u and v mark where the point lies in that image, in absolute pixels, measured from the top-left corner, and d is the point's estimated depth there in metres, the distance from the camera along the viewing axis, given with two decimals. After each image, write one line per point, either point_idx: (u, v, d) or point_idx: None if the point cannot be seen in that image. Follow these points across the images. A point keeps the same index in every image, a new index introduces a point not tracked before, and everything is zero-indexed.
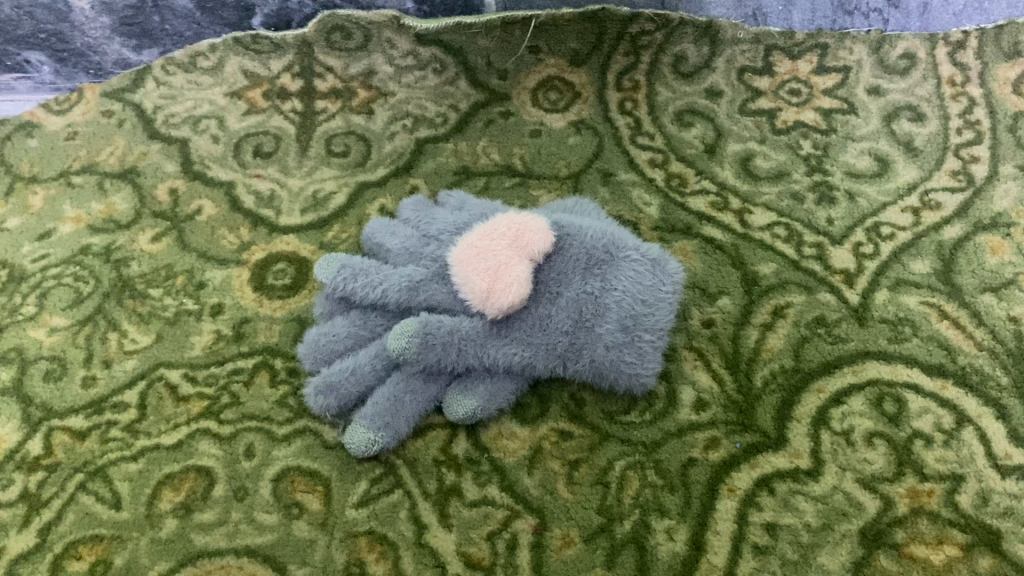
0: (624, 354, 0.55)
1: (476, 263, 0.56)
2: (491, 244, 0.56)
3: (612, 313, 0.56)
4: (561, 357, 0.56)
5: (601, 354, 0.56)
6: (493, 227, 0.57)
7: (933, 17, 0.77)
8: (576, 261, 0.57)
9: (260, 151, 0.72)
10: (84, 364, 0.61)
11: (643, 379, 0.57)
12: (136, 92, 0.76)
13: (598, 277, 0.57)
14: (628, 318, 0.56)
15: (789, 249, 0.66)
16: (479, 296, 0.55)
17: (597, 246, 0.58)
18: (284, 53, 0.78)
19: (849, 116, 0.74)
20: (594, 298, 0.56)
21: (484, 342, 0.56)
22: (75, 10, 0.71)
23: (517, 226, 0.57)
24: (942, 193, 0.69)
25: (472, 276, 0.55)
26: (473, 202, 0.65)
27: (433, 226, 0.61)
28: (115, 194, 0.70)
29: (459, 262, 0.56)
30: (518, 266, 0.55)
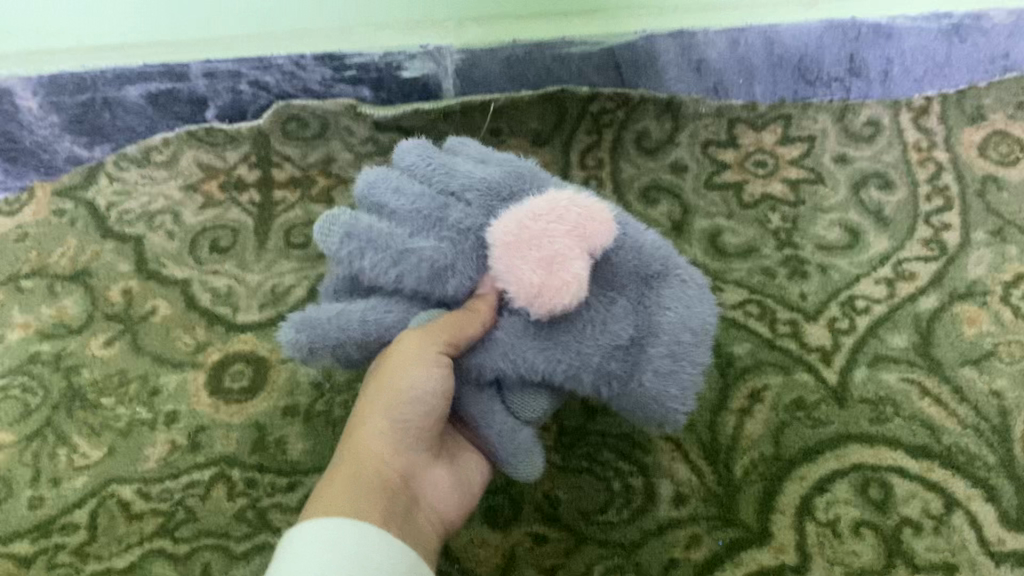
0: (669, 386, 0.44)
1: (521, 250, 0.43)
2: (554, 228, 0.43)
3: (664, 334, 0.44)
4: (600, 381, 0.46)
5: (647, 381, 0.44)
6: (541, 204, 0.44)
7: (894, 84, 0.75)
8: (626, 271, 0.46)
9: (217, 246, 0.70)
10: (31, 485, 0.58)
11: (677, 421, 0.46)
12: (88, 189, 0.73)
13: (653, 291, 0.46)
14: (678, 344, 0.44)
15: (762, 328, 0.64)
16: (525, 289, 0.43)
17: (652, 255, 0.46)
18: (241, 146, 0.75)
19: (816, 186, 0.73)
20: (648, 312, 0.45)
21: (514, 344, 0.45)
22: (21, 109, 0.71)
23: (578, 210, 0.44)
24: (915, 263, 0.67)
25: (520, 254, 0.43)
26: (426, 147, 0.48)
27: (392, 202, 0.46)
28: (66, 297, 0.68)
29: (501, 238, 0.44)
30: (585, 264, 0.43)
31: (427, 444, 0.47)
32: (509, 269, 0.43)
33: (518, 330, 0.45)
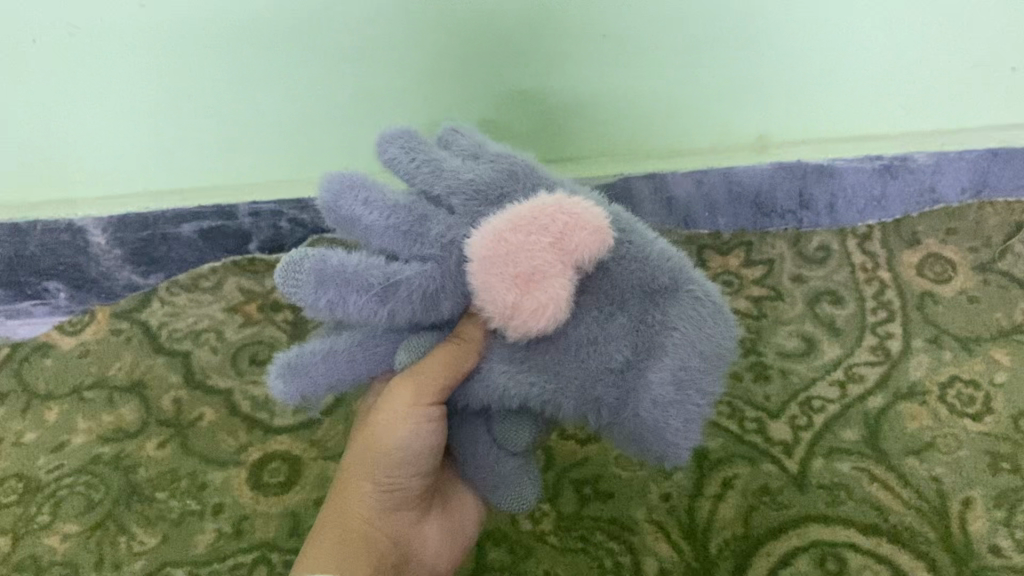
0: (669, 414, 0.50)
1: (504, 264, 0.49)
2: (533, 246, 0.49)
3: (668, 360, 0.50)
4: (594, 404, 0.52)
5: (646, 405, 0.51)
6: (524, 214, 0.49)
7: (840, 214, 0.87)
8: (632, 288, 0.51)
9: (256, 359, 0.80)
10: (95, 568, 0.66)
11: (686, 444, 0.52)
12: (143, 312, 0.84)
13: (660, 308, 0.51)
14: (682, 371, 0.50)
15: (732, 425, 0.74)
16: (502, 308, 0.49)
17: (662, 269, 0.52)
18: (278, 271, 0.85)
19: (776, 302, 0.84)
20: (652, 333, 0.51)
21: (514, 370, 0.52)
22: (92, 245, 0.82)
23: (566, 221, 0.49)
24: (864, 367, 0.78)
25: (498, 271, 0.49)
26: (410, 135, 0.53)
27: (372, 214, 0.51)
28: (123, 405, 0.77)
29: (481, 255, 0.49)
30: (560, 282, 0.49)
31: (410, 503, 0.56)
32: (487, 285, 0.49)
33: (505, 357, 0.52)
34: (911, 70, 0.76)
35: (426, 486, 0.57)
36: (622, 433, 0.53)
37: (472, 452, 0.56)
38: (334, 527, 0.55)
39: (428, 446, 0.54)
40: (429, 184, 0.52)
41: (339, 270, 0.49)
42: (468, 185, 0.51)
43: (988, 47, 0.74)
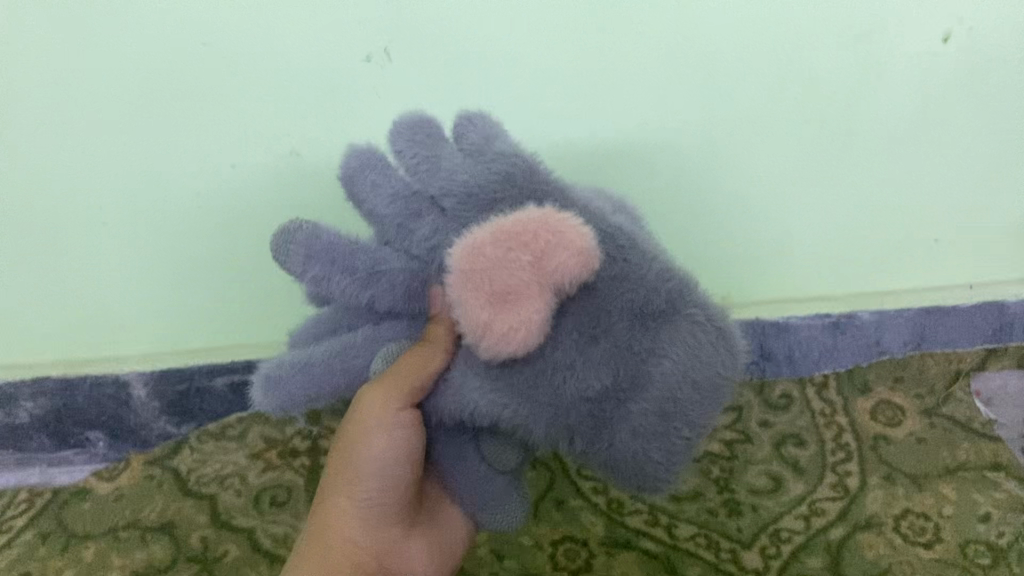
0: (652, 448, 0.51)
1: (479, 280, 0.51)
2: (509, 261, 0.51)
3: (653, 391, 0.51)
4: (567, 431, 0.53)
5: (624, 437, 0.51)
6: (507, 228, 0.51)
7: (799, 364, 0.99)
8: (621, 309, 0.52)
9: (275, 500, 0.88)
10: None
11: (667, 481, 0.52)
12: (174, 458, 0.93)
13: (650, 334, 0.51)
14: (667, 404, 0.50)
15: (709, 554, 0.82)
16: (475, 325, 0.52)
17: (658, 289, 0.52)
18: (297, 420, 0.95)
19: (746, 444, 0.93)
20: (637, 360, 0.51)
21: (485, 391, 0.54)
22: (133, 397, 0.92)
23: (545, 237, 0.51)
24: (826, 502, 0.86)
25: (470, 284, 0.52)
26: (423, 126, 0.56)
27: (376, 199, 0.56)
28: (155, 544, 0.85)
29: (458, 263, 0.52)
30: (530, 302, 0.51)
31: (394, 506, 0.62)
32: (461, 296, 0.52)
33: (481, 373, 0.55)
34: (841, 248, 0.92)
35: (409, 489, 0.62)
36: (599, 466, 0.54)
37: (449, 460, 0.60)
38: (314, 543, 0.61)
39: (398, 458, 0.59)
40: (427, 181, 0.55)
41: (324, 246, 0.55)
42: (463, 187, 0.54)
43: (895, 228, 0.91)
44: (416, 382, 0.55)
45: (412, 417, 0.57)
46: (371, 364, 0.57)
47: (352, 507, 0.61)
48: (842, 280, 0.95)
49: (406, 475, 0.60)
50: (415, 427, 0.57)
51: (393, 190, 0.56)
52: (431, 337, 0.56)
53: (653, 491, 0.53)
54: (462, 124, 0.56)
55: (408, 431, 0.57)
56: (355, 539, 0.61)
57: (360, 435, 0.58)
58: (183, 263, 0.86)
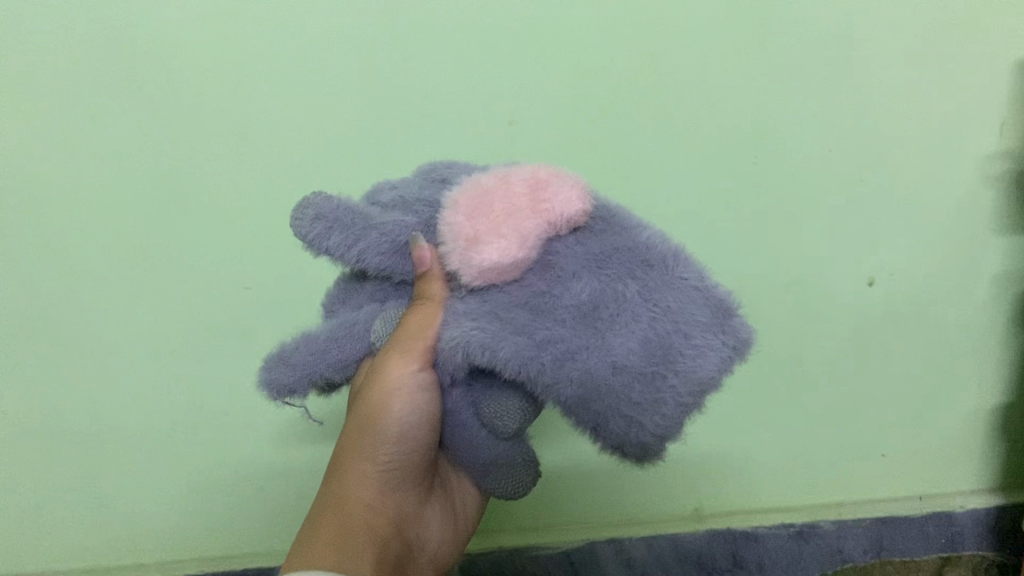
0: (632, 387, 0.54)
1: (478, 207, 0.59)
2: (506, 188, 0.59)
3: (637, 335, 0.55)
4: (546, 355, 0.55)
5: (604, 371, 0.54)
6: (507, 173, 0.61)
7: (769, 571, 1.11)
8: (615, 257, 0.58)
9: None
10: None
11: (643, 426, 0.54)
12: None
13: (640, 281, 0.57)
14: (654, 347, 0.55)
15: None
16: (461, 245, 0.58)
17: (652, 253, 0.59)
18: None
19: None
20: (623, 298, 0.57)
21: (470, 321, 0.58)
22: None
23: (545, 185, 0.59)
24: None
25: (466, 206, 0.59)
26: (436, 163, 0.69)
27: (393, 193, 0.65)
28: None
29: (460, 199, 0.60)
30: (525, 220, 0.58)
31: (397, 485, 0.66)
32: (452, 219, 0.59)
33: (462, 306, 0.59)
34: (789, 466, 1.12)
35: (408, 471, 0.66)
36: (572, 402, 0.55)
37: (447, 415, 0.63)
38: (330, 509, 0.63)
39: (421, 424, 0.63)
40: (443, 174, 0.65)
41: (347, 218, 0.61)
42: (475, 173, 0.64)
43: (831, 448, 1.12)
44: (425, 338, 0.60)
45: (432, 379, 0.62)
46: (375, 324, 0.65)
47: (374, 473, 0.64)
48: (791, 492, 1.13)
49: (423, 441, 0.64)
50: (434, 389, 0.62)
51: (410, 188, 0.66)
52: (432, 293, 0.61)
53: (636, 442, 0.54)
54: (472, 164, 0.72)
55: (425, 395, 0.61)
56: (373, 503, 0.65)
57: (383, 404, 0.62)
58: (226, 482, 1.00)
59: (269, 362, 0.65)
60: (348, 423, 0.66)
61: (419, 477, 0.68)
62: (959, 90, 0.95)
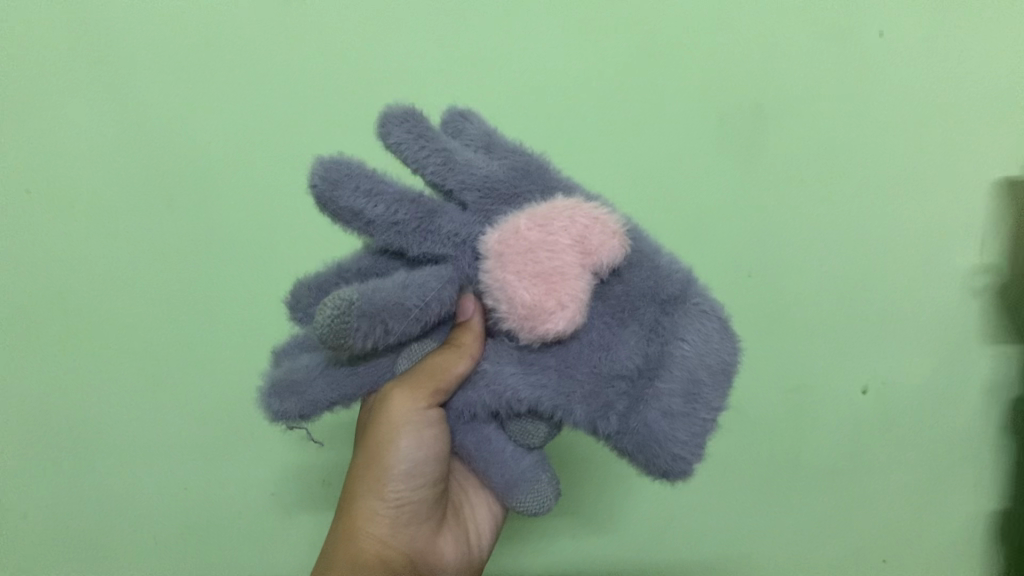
0: (676, 429, 0.59)
1: (522, 264, 0.58)
2: (551, 244, 0.58)
3: (676, 378, 0.60)
4: (604, 407, 0.61)
5: (652, 417, 0.60)
6: (548, 217, 0.59)
7: None
8: (642, 293, 0.61)
9: None
10: None
11: (687, 460, 0.59)
12: None
13: (671, 318, 0.60)
14: (688, 387, 0.59)
15: None
16: (518, 307, 0.59)
17: (674, 281, 0.61)
18: None
19: None
20: (661, 342, 0.61)
21: (525, 376, 0.63)
22: None
23: (585, 226, 0.59)
24: None
25: (515, 266, 0.59)
26: (413, 120, 0.61)
27: (378, 206, 0.59)
28: None
29: (503, 249, 0.59)
30: (575, 281, 0.58)
31: (411, 515, 0.72)
32: (506, 279, 0.59)
33: (509, 363, 0.64)
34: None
35: (420, 502, 0.72)
36: (631, 448, 0.61)
37: (479, 453, 0.67)
38: (343, 540, 0.69)
39: (423, 454, 0.69)
40: (443, 176, 0.62)
41: (376, 304, 0.56)
42: (483, 180, 0.62)
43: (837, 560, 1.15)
44: (436, 382, 0.64)
45: (434, 415, 0.67)
46: (402, 360, 0.67)
47: (384, 507, 0.70)
48: None
49: (430, 471, 0.71)
50: (438, 423, 0.68)
51: (396, 196, 0.60)
52: (461, 342, 0.64)
53: (681, 473, 0.60)
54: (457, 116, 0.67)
55: (432, 428, 0.68)
56: (384, 537, 0.70)
57: (391, 436, 0.68)
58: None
59: (275, 390, 0.66)
60: (362, 450, 0.72)
61: (430, 505, 0.74)
62: (946, 212, 1.01)
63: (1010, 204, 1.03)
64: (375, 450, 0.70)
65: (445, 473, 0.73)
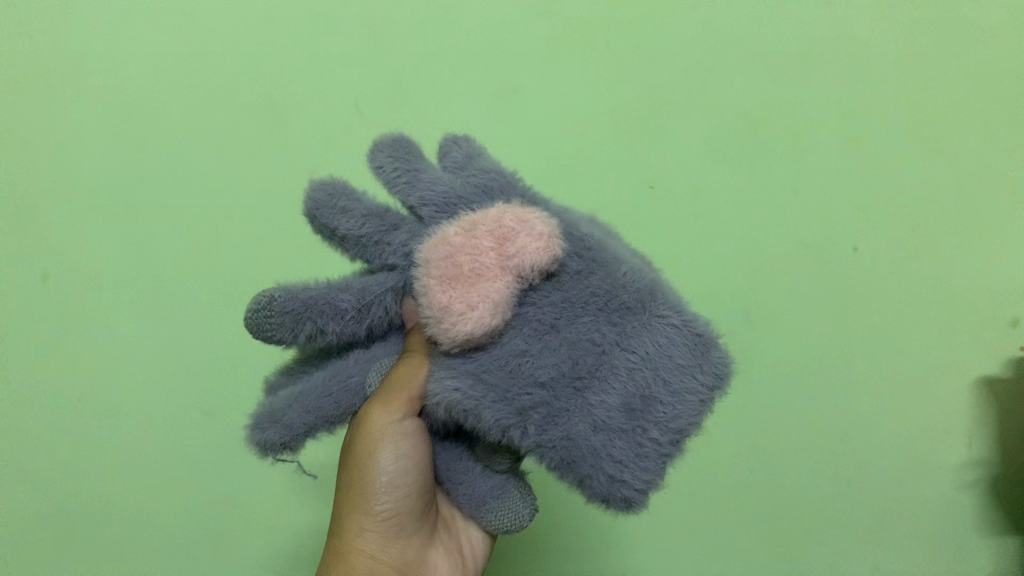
0: (610, 445, 0.64)
1: (444, 265, 0.66)
2: (475, 248, 0.66)
3: (614, 394, 0.65)
4: (522, 417, 0.65)
5: (580, 428, 0.65)
6: (474, 224, 0.67)
7: None
8: (586, 300, 0.67)
9: None
10: None
11: (624, 481, 0.63)
12: None
13: (618, 327, 0.66)
14: (627, 402, 0.64)
15: None
16: (436, 307, 0.65)
17: (629, 289, 0.66)
18: None
19: None
20: (600, 351, 0.66)
21: (451, 378, 0.67)
22: None
23: (508, 229, 0.66)
24: None
25: (437, 270, 0.66)
26: (401, 145, 0.72)
27: (348, 223, 0.70)
28: None
29: (433, 256, 0.67)
30: (489, 281, 0.65)
31: (396, 525, 0.78)
32: (427, 283, 0.66)
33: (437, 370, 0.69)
34: None
35: (405, 513, 0.78)
36: (557, 460, 0.65)
37: (450, 472, 0.77)
38: (335, 560, 0.76)
39: (403, 463, 0.74)
40: (406, 192, 0.71)
41: (302, 305, 0.68)
42: (441, 196, 0.70)
43: None
44: (409, 390, 0.71)
45: (408, 425, 0.73)
46: (370, 374, 0.76)
47: (370, 522, 0.77)
48: None
49: (411, 483, 0.76)
50: (413, 434, 0.74)
51: (364, 212, 0.70)
52: (415, 346, 0.72)
53: (616, 494, 0.63)
54: (448, 144, 0.75)
55: (410, 440, 0.74)
56: (372, 552, 0.77)
57: (372, 451, 0.73)
58: None
59: (258, 423, 0.74)
60: (344, 467, 0.78)
61: (415, 518, 0.79)
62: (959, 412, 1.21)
63: (1006, 404, 1.21)
64: (358, 466, 0.76)
65: (428, 488, 0.79)
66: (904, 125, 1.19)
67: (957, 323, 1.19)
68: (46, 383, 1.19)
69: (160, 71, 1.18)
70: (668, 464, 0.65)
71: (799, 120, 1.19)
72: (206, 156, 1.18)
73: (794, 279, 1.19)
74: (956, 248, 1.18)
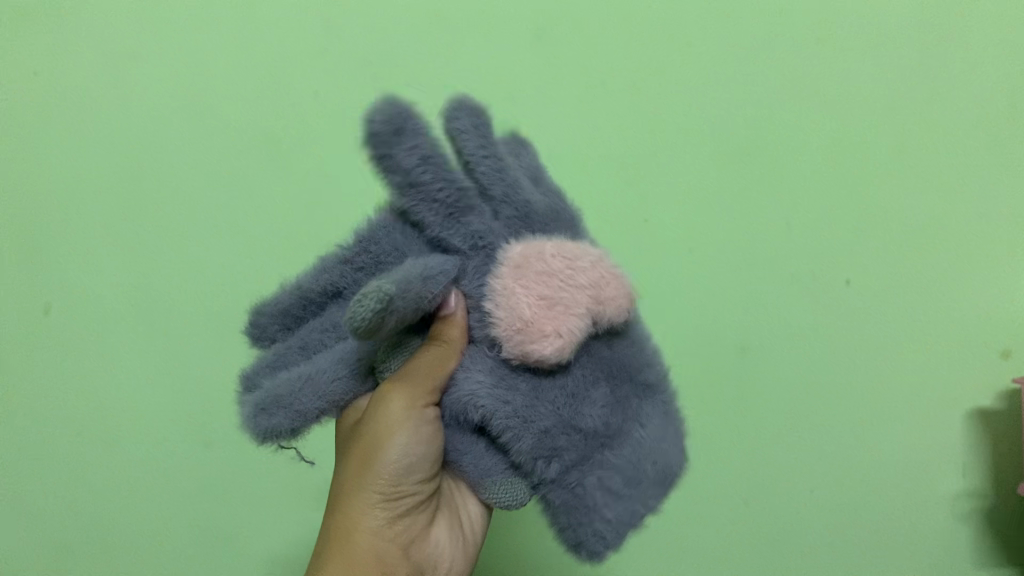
0: (609, 506, 0.71)
1: (539, 285, 0.66)
2: (570, 278, 0.67)
3: (622, 460, 0.71)
4: (553, 452, 0.68)
5: (588, 479, 0.70)
6: (574, 257, 0.68)
7: None
8: (619, 365, 0.72)
9: None
10: None
11: (603, 540, 0.71)
12: None
13: (639, 403, 0.73)
14: (634, 471, 0.71)
15: None
16: (519, 321, 0.65)
17: (649, 376, 0.74)
18: None
19: None
20: (624, 417, 0.72)
21: (497, 392, 0.67)
22: None
23: (602, 279, 0.69)
24: None
25: (530, 285, 0.66)
26: (480, 114, 0.69)
27: (426, 178, 0.65)
28: None
29: (525, 271, 0.67)
30: (575, 317, 0.66)
31: (405, 505, 0.77)
32: (516, 293, 0.66)
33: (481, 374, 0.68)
34: None
35: (414, 495, 0.77)
36: (561, 500, 0.70)
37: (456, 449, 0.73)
38: (338, 539, 0.74)
39: (421, 449, 0.73)
40: (492, 178, 0.69)
41: (410, 294, 0.61)
42: (525, 203, 0.71)
43: None
44: (434, 378, 0.70)
45: (431, 414, 0.72)
46: (390, 359, 0.75)
47: (380, 501, 0.75)
48: None
49: (426, 468, 0.75)
50: (434, 421, 0.72)
51: (444, 180, 0.66)
52: (449, 337, 0.70)
53: (591, 547, 0.71)
54: (517, 147, 0.80)
55: (431, 430, 0.72)
56: (377, 530, 0.75)
57: (390, 435, 0.71)
58: None
59: (264, 407, 0.73)
60: (358, 443, 0.76)
61: (424, 498, 0.78)
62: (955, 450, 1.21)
63: (1008, 447, 1.20)
64: (374, 446, 0.74)
65: (440, 471, 0.78)
66: (911, 165, 1.20)
67: (958, 364, 1.19)
68: (42, 417, 1.21)
69: (172, 113, 1.23)
70: (632, 530, 0.73)
71: (807, 156, 1.20)
72: (217, 183, 1.22)
73: (790, 313, 1.19)
74: (959, 288, 1.19)
